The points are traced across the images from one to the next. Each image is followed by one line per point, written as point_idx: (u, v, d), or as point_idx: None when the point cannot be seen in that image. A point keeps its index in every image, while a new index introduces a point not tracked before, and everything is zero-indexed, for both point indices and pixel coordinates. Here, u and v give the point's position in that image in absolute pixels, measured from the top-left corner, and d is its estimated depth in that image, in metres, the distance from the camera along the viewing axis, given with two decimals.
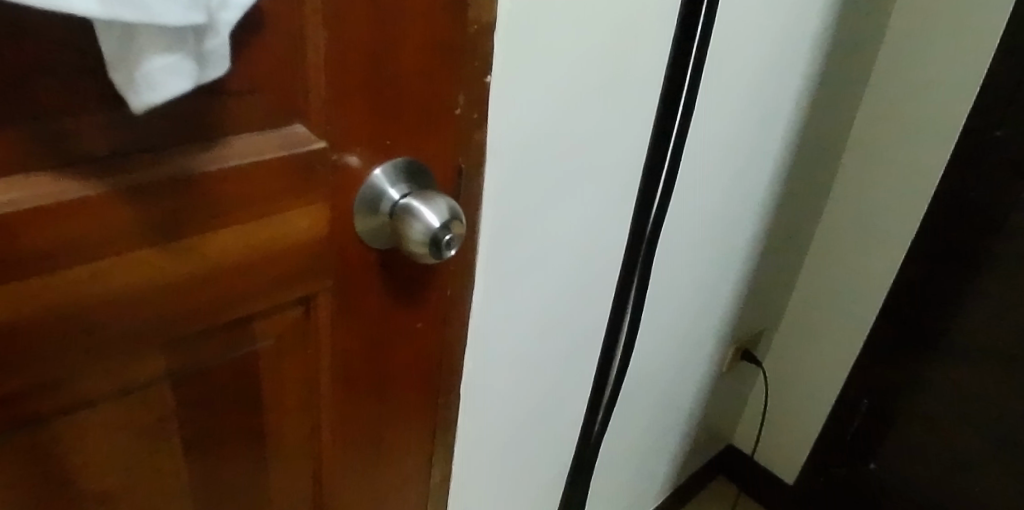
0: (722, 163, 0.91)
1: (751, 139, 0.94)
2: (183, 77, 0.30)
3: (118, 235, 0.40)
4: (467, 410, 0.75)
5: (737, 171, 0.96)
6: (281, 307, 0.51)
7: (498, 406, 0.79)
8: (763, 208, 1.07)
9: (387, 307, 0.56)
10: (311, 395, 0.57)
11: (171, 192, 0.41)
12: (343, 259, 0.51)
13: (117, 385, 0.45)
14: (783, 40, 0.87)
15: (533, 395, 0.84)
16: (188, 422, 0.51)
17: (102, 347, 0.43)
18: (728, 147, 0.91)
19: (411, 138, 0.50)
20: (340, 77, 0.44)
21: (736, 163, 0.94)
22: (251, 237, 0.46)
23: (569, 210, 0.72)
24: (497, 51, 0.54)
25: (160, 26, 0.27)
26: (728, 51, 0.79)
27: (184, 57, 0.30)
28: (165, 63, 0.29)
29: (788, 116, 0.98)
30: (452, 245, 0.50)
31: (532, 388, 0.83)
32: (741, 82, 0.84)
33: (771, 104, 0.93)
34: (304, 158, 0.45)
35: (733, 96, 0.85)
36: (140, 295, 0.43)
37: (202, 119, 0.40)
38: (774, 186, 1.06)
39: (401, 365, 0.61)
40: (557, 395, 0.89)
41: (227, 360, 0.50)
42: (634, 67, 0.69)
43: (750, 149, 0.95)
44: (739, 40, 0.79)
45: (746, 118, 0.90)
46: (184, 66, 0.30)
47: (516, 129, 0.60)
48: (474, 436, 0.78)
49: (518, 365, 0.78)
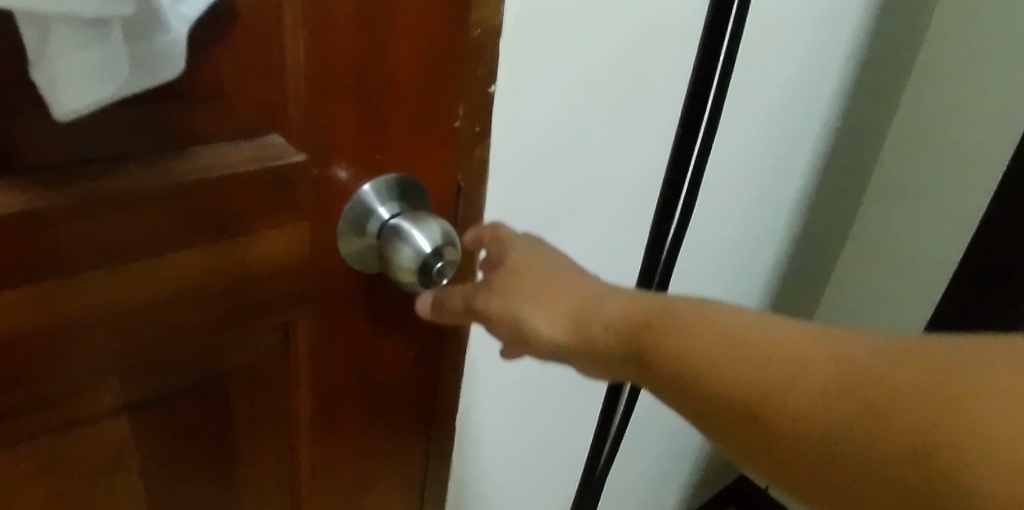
0: (738, 177, 0.87)
1: (766, 153, 0.89)
2: (105, 83, 0.25)
3: (66, 255, 0.36)
4: (469, 442, 0.69)
5: (750, 189, 0.91)
6: (255, 335, 0.46)
7: (504, 438, 0.74)
8: (776, 226, 1.03)
9: (374, 334, 0.52)
10: (288, 427, 0.52)
11: (128, 209, 0.36)
12: (325, 280, 0.47)
13: (65, 418, 0.41)
14: (804, 52, 0.82)
15: (540, 427, 0.79)
16: (152, 460, 0.46)
17: (49, 379, 0.39)
18: (745, 161, 0.86)
19: (403, 152, 0.45)
20: (324, 82, 0.39)
21: (750, 179, 0.89)
22: (219, 257, 0.41)
23: (579, 230, 0.67)
24: (502, 59, 0.49)
25: (75, 18, 0.23)
26: (747, 61, 0.74)
27: (110, 57, 0.25)
28: (85, 61, 0.24)
29: (804, 134, 0.93)
30: (443, 272, 0.45)
31: (538, 421, 0.78)
32: (757, 95, 0.79)
33: (790, 118, 0.88)
34: (281, 173, 0.40)
35: (748, 108, 0.80)
36: (92, 321, 0.39)
37: (164, 128, 0.36)
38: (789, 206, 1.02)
39: (391, 396, 0.56)
40: (564, 429, 0.83)
41: (195, 391, 0.46)
42: (654, 82, 0.64)
43: (765, 166, 0.90)
44: (757, 49, 0.74)
45: (771, 136, 0.84)
46: (108, 66, 0.25)
47: (521, 142, 0.55)
48: (478, 469, 0.73)
49: (523, 396, 0.73)
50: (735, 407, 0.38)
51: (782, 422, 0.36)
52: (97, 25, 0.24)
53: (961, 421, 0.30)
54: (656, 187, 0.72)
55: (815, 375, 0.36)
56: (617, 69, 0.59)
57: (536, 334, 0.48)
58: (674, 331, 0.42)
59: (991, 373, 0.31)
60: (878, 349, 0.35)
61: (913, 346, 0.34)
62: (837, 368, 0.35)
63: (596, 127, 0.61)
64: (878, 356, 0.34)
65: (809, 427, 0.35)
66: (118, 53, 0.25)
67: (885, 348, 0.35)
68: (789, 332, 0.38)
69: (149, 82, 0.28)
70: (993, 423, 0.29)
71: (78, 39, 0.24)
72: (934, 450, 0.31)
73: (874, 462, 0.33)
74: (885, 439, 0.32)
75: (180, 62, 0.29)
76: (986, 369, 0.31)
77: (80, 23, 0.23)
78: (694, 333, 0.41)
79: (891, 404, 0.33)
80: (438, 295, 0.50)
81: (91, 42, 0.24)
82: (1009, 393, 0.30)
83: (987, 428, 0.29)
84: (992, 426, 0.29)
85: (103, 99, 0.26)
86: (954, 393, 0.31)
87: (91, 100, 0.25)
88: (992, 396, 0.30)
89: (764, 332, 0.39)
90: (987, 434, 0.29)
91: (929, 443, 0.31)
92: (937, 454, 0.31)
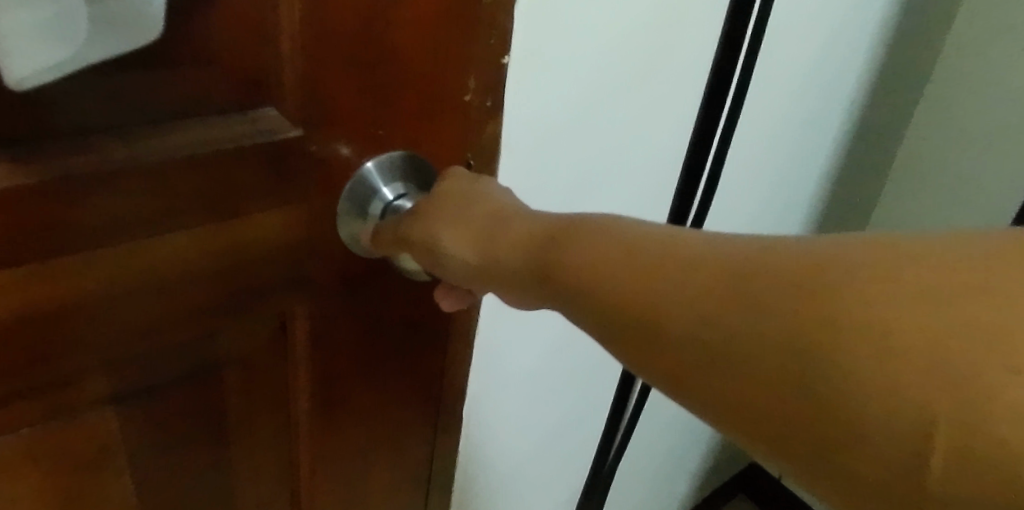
0: (769, 160, 0.82)
1: (796, 136, 0.84)
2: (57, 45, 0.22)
3: (38, 239, 0.33)
4: (478, 428, 0.67)
5: (779, 174, 0.86)
6: (250, 321, 0.43)
7: (512, 424, 0.71)
8: (803, 216, 0.99)
9: (376, 320, 0.49)
10: (285, 417, 0.49)
11: (109, 187, 0.33)
12: (324, 264, 0.44)
13: (47, 410, 0.38)
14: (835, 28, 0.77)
15: (550, 413, 0.76)
16: (143, 455, 0.44)
17: (26, 371, 0.36)
18: (775, 145, 0.81)
19: (408, 128, 0.42)
20: (321, 49, 0.36)
21: (779, 163, 0.85)
22: (209, 239, 0.38)
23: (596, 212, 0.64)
24: (517, 26, 0.45)
25: None
26: (778, 36, 0.69)
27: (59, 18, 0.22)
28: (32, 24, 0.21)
29: (832, 117, 0.88)
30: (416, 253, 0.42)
31: (548, 407, 0.75)
32: (789, 75, 0.75)
33: (820, 99, 0.83)
34: (276, 150, 0.37)
35: (780, 89, 0.75)
36: (70, 310, 0.36)
37: (146, 99, 0.32)
38: (816, 194, 0.98)
39: (398, 385, 0.53)
40: (575, 415, 0.80)
41: (185, 380, 0.43)
42: (675, 54, 0.60)
43: (795, 151, 0.86)
44: (789, 25, 0.70)
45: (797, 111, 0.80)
46: (58, 26, 0.22)
47: (537, 118, 0.52)
48: (488, 454, 0.71)
49: (533, 381, 0.70)
50: (654, 340, 0.30)
51: (710, 353, 0.28)
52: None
53: (916, 357, 0.23)
54: (677, 167, 0.69)
55: (730, 280, 0.28)
56: (637, 40, 0.56)
57: (445, 259, 0.40)
58: (597, 252, 0.33)
59: (958, 273, 0.24)
60: (820, 253, 0.27)
61: (857, 245, 0.27)
62: (770, 279, 0.27)
63: (613, 102, 0.57)
64: (814, 261, 0.27)
65: (742, 360, 0.27)
66: (75, 10, 0.22)
67: (827, 250, 0.27)
68: (718, 243, 0.30)
69: (111, 46, 0.25)
70: (961, 335, 0.22)
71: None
72: (894, 375, 0.23)
73: (812, 400, 0.25)
74: (830, 366, 0.25)
75: (148, 26, 0.25)
76: (949, 264, 0.24)
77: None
78: (618, 252, 0.33)
79: (802, 307, 0.26)
80: (376, 228, 0.43)
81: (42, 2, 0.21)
82: (967, 323, 0.23)
83: (955, 341, 0.23)
84: (970, 342, 0.22)
85: (56, 63, 0.23)
86: (911, 299, 0.24)
87: (39, 65, 0.22)
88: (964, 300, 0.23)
89: (694, 252, 0.30)
90: (945, 348, 0.23)
91: (892, 366, 0.23)
92: (885, 400, 0.23)
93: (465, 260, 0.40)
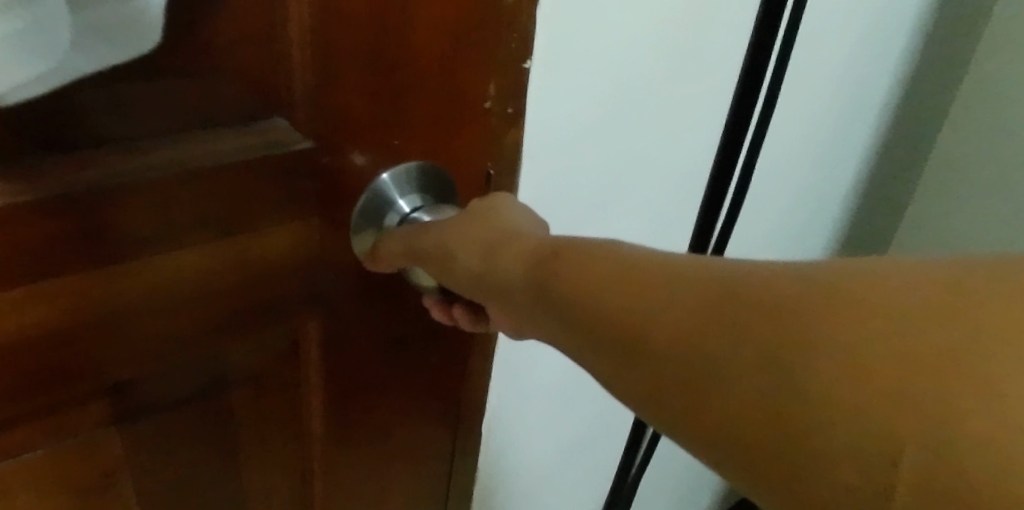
0: (801, 169, 0.78)
1: (830, 143, 0.80)
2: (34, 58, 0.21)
3: (36, 260, 0.31)
4: (496, 448, 0.64)
5: (811, 183, 0.82)
6: (260, 340, 0.41)
7: (531, 443, 0.69)
8: (835, 227, 0.94)
9: (391, 339, 0.46)
10: (296, 438, 0.47)
11: (109, 203, 0.31)
12: (337, 280, 0.42)
13: (49, 434, 0.37)
14: (871, 28, 0.73)
15: (570, 432, 0.73)
16: (149, 479, 0.42)
17: (26, 396, 0.34)
18: (807, 154, 0.77)
19: (426, 138, 0.40)
20: (332, 57, 0.34)
21: (811, 172, 0.81)
22: (216, 256, 0.36)
23: (625, 225, 0.61)
24: (540, 30, 0.42)
25: None
26: (811, 38, 0.66)
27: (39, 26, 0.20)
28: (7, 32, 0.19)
29: (865, 123, 0.84)
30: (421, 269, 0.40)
31: (568, 425, 0.72)
32: (822, 78, 0.71)
33: (856, 103, 0.79)
34: (285, 162, 0.35)
35: (813, 93, 0.71)
36: (70, 333, 0.34)
37: (147, 109, 0.31)
38: (849, 204, 0.94)
39: (412, 406, 0.51)
40: (597, 433, 0.78)
41: (193, 401, 0.41)
42: (711, 59, 0.57)
43: (827, 159, 0.82)
44: (823, 25, 0.66)
45: (831, 116, 0.76)
46: (37, 35, 0.20)
47: (560, 129, 0.49)
48: (506, 475, 0.68)
49: (552, 399, 0.68)
50: (626, 365, 0.29)
51: (678, 381, 0.26)
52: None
53: (921, 396, 0.21)
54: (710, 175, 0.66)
55: (716, 300, 0.26)
56: (670, 44, 0.53)
57: (454, 266, 0.38)
58: (582, 276, 0.31)
59: (943, 312, 0.21)
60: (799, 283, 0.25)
61: (838, 271, 0.25)
62: (745, 303, 0.25)
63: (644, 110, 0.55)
64: (793, 282, 0.25)
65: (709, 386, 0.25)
66: (58, 19, 0.20)
67: (825, 272, 0.25)
68: (709, 263, 0.28)
69: (106, 56, 0.23)
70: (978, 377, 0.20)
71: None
72: (896, 411, 0.21)
73: (776, 434, 0.23)
74: (796, 400, 0.23)
75: (149, 33, 0.24)
76: (930, 291, 0.22)
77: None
78: (602, 274, 0.31)
79: (791, 329, 0.24)
80: (388, 231, 0.41)
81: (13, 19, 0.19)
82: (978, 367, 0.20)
83: (934, 380, 0.21)
84: (944, 384, 0.20)
85: (36, 72, 0.21)
86: (892, 328, 0.22)
87: (16, 72, 0.21)
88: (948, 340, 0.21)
89: (683, 269, 0.28)
90: (931, 382, 0.21)
91: (869, 395, 0.21)
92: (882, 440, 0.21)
93: (469, 269, 0.38)
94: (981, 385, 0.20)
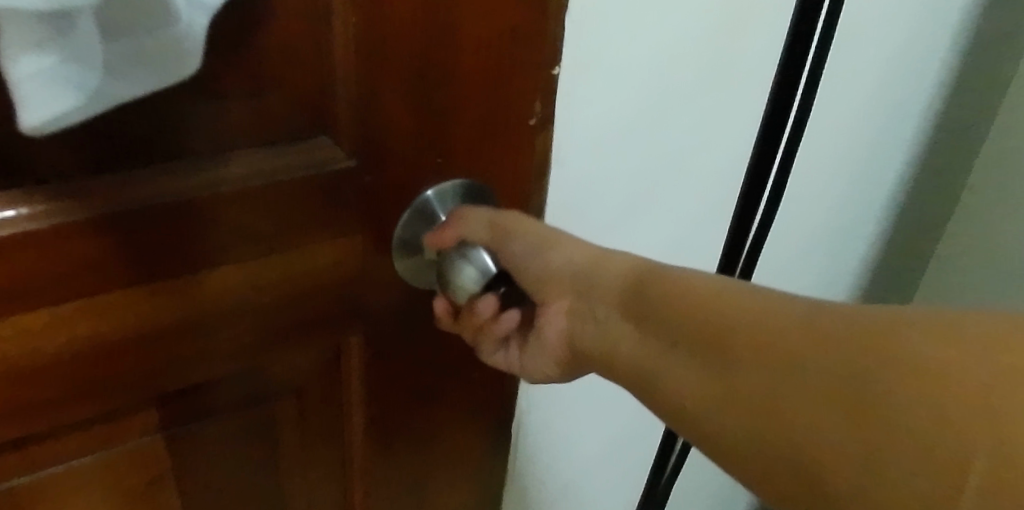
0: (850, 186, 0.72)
1: (875, 158, 0.73)
2: (83, 78, 0.21)
3: (88, 277, 0.32)
4: (523, 461, 0.63)
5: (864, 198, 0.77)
6: (303, 353, 0.42)
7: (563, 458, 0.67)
8: (894, 243, 0.89)
9: (431, 354, 0.46)
10: (337, 449, 0.48)
11: (156, 221, 0.32)
12: (379, 296, 0.42)
13: (99, 441, 0.38)
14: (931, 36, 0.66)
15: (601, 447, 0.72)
16: (195, 486, 0.43)
17: (75, 406, 0.35)
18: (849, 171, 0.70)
19: (469, 155, 0.39)
20: (375, 75, 0.34)
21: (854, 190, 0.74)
22: (258, 273, 0.36)
23: (671, 239, 0.59)
24: (572, 45, 0.41)
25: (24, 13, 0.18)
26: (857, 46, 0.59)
27: (73, 58, 0.20)
28: (41, 66, 0.20)
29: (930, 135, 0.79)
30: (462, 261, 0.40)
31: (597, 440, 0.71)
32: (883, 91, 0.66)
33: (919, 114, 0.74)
34: (328, 180, 0.35)
35: (858, 105, 0.65)
36: (120, 346, 0.35)
37: (194, 129, 0.31)
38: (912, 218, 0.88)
39: (449, 424, 0.50)
40: (626, 451, 0.76)
41: (237, 413, 0.42)
42: (764, 71, 0.54)
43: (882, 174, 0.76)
44: (876, 34, 0.60)
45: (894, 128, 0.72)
46: (72, 69, 0.20)
47: (575, 144, 0.46)
48: (534, 488, 0.67)
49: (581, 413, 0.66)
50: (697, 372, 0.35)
51: (736, 388, 0.33)
52: (61, 16, 0.19)
53: (976, 420, 0.25)
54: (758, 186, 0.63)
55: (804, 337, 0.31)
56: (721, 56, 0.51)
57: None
58: (682, 304, 0.36)
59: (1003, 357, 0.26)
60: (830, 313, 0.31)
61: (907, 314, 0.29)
62: (828, 341, 0.30)
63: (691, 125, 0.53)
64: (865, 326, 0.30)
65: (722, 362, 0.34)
66: (91, 49, 0.21)
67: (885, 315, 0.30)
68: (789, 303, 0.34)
69: (142, 86, 0.24)
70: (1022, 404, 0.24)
71: (35, 42, 0.19)
72: (958, 433, 0.25)
73: (853, 443, 0.28)
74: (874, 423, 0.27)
75: (194, 45, 0.24)
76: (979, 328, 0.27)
77: (35, 22, 0.19)
78: (694, 301, 0.36)
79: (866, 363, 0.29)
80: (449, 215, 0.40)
81: (54, 43, 0.20)
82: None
83: (1000, 404, 0.25)
84: (985, 415, 0.25)
85: (76, 106, 0.21)
86: (949, 360, 0.26)
87: (57, 107, 0.21)
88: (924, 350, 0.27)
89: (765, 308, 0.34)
90: (992, 408, 0.25)
91: (934, 418, 0.26)
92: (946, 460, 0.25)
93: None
94: (938, 386, 0.26)
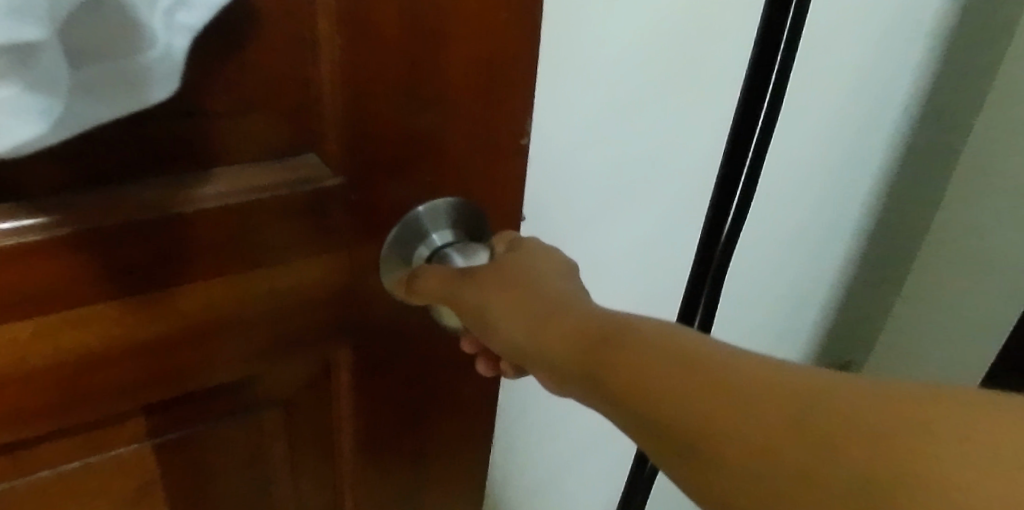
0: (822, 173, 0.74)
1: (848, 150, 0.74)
2: (48, 102, 0.21)
3: (76, 289, 0.32)
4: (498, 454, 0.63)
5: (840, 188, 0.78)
6: (293, 368, 0.42)
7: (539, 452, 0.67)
8: (880, 243, 0.89)
9: (423, 373, 0.46)
10: (326, 462, 0.48)
11: (140, 237, 0.32)
12: (367, 313, 0.42)
13: (89, 447, 0.38)
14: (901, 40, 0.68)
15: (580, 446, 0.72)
16: (184, 495, 0.43)
17: (65, 415, 0.36)
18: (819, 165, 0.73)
19: (459, 173, 0.39)
20: (363, 95, 0.34)
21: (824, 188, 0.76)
22: (242, 288, 0.37)
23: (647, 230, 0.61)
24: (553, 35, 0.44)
25: None
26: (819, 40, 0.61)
27: (33, 87, 0.21)
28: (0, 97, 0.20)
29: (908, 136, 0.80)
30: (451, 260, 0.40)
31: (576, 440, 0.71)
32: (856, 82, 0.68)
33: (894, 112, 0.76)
34: (314, 197, 0.35)
35: (823, 92, 0.66)
36: (108, 357, 0.35)
37: (178, 148, 0.31)
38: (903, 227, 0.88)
39: (444, 439, 0.50)
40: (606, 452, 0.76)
41: (225, 423, 0.42)
42: (730, 73, 0.55)
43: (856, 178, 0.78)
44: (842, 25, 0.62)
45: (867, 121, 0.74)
46: (31, 97, 0.21)
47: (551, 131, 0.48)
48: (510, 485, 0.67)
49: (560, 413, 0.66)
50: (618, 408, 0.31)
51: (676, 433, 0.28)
52: (23, 50, 0.19)
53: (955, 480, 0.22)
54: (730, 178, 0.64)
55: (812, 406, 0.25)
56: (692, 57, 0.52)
57: (496, 327, 0.37)
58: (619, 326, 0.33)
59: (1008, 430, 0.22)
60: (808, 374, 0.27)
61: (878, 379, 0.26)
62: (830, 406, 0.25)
63: (664, 125, 0.55)
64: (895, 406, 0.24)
65: (672, 421, 0.28)
66: (51, 79, 0.21)
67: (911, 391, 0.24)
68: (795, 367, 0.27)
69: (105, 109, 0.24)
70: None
71: None
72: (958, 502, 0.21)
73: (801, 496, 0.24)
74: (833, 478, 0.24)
75: (161, 72, 0.24)
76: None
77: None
78: (675, 345, 0.30)
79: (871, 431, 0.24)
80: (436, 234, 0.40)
81: (14, 74, 0.20)
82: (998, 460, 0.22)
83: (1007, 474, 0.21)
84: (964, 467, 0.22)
85: (39, 132, 0.22)
86: (960, 433, 0.22)
87: (18, 134, 0.21)
88: (894, 414, 0.24)
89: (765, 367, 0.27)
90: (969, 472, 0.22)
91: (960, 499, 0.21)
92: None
93: (507, 311, 0.37)
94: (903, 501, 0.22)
